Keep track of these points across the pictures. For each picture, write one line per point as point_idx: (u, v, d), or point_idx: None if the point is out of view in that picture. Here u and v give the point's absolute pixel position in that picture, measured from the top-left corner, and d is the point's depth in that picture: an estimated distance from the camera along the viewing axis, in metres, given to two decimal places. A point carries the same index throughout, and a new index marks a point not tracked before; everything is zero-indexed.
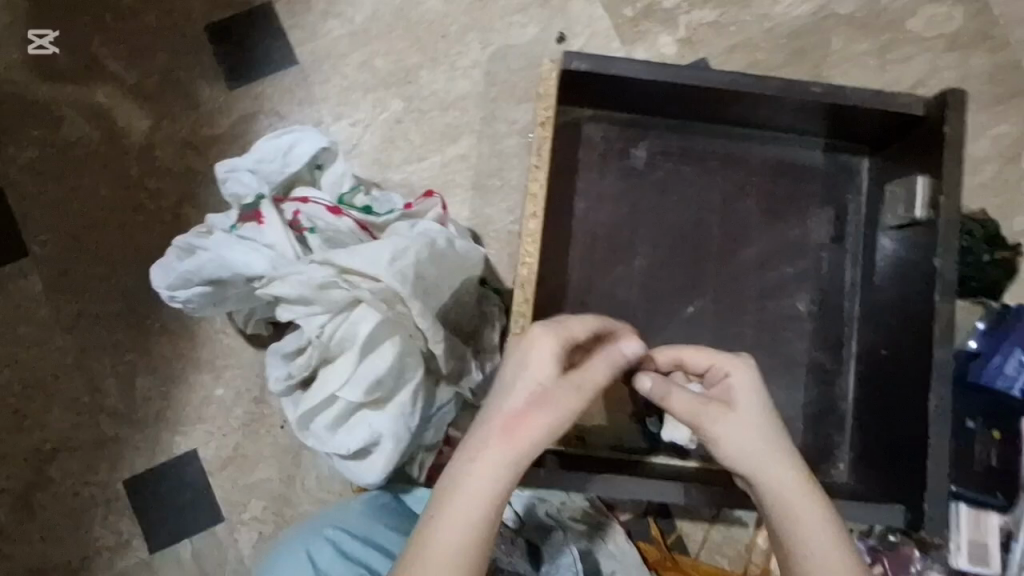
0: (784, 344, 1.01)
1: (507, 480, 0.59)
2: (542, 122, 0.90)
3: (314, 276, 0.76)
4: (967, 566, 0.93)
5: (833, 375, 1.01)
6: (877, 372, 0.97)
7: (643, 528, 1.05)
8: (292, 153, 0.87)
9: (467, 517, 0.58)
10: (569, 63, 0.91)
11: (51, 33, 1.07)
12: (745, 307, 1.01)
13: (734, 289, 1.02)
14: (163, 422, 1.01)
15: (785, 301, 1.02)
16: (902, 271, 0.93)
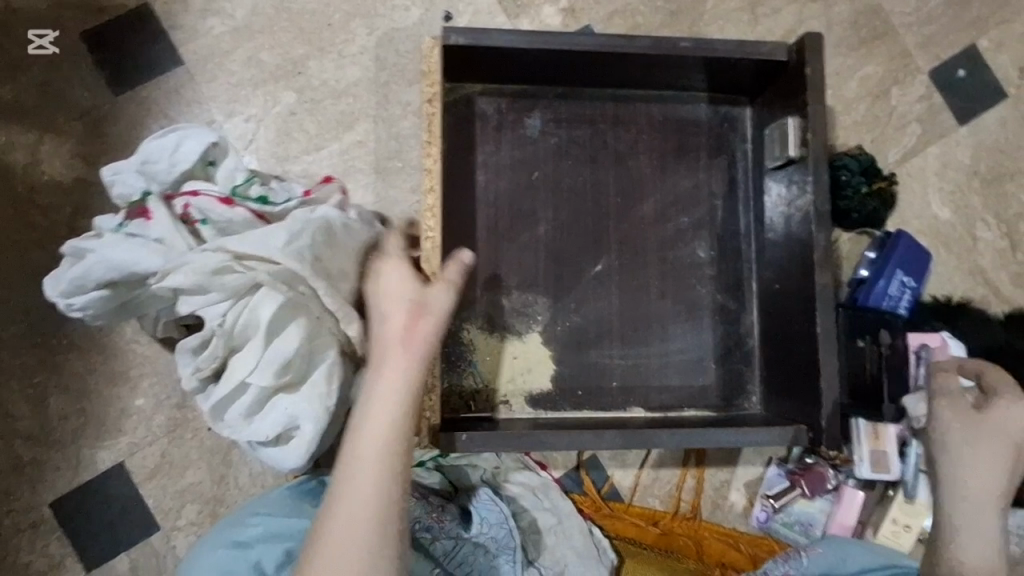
0: (689, 291, 1.06)
1: (411, 370, 0.75)
2: (429, 99, 0.91)
3: (207, 263, 0.75)
4: (869, 474, 1.01)
5: (737, 316, 1.07)
6: (775, 308, 1.02)
7: (576, 481, 1.08)
8: (180, 151, 0.87)
9: (388, 403, 0.73)
10: (449, 39, 0.93)
11: (51, 33, 1.06)
12: (649, 259, 1.06)
13: (637, 243, 1.06)
14: (82, 439, 1.00)
15: (687, 250, 1.07)
16: (788, 211, 0.99)
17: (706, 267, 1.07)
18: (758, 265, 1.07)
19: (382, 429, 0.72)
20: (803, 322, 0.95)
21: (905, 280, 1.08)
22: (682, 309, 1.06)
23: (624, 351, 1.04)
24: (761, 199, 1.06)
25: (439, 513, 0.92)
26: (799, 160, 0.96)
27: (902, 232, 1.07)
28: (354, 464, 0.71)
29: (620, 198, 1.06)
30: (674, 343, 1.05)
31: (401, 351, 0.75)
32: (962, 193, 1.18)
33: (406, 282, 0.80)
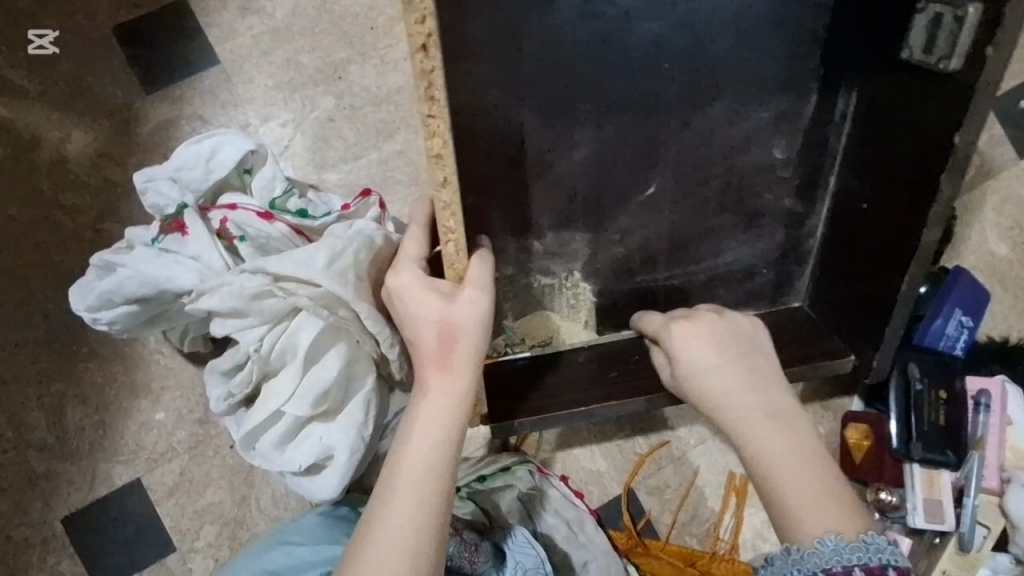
0: (759, 211, 0.90)
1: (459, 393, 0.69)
2: (422, 43, 0.57)
3: (246, 286, 0.71)
4: (924, 524, 0.95)
5: (792, 266, 0.93)
6: (840, 233, 0.87)
7: (614, 513, 1.03)
8: (216, 158, 0.83)
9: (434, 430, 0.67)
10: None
11: (51, 33, 1.02)
12: (709, 169, 0.87)
13: (704, 159, 0.86)
14: (98, 452, 0.95)
15: (767, 176, 0.88)
16: (900, 134, 0.75)
17: (784, 195, 0.89)
18: (847, 163, 0.85)
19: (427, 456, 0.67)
20: (863, 287, 0.84)
21: (963, 319, 1.02)
22: (742, 235, 0.91)
23: (675, 270, 0.92)
24: (926, 90, 0.71)
25: (473, 552, 0.87)
26: (955, 78, 0.66)
27: (959, 269, 1.02)
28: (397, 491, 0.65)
29: (697, 93, 0.82)
30: (724, 281, 0.93)
31: (440, 373, 0.69)
32: (1021, 228, 1.13)
33: (433, 294, 0.70)
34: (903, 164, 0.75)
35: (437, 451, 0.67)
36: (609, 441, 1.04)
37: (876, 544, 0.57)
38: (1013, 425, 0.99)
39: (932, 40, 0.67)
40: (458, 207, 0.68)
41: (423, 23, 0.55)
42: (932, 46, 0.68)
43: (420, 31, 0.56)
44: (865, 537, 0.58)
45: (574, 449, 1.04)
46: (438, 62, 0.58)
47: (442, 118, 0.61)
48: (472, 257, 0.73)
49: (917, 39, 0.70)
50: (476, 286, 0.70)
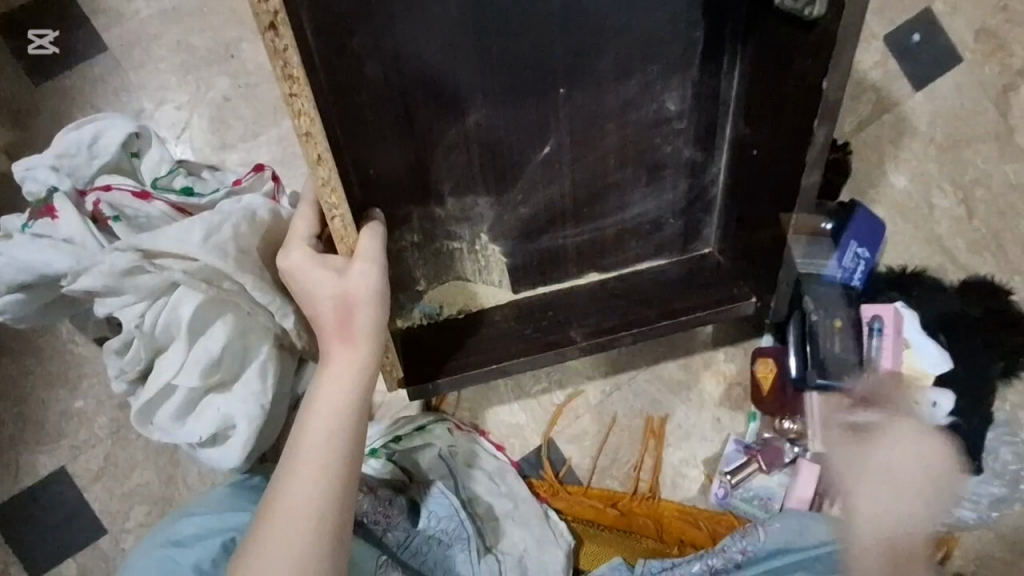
0: (659, 163, 0.86)
1: (362, 368, 0.72)
2: (269, 22, 0.55)
3: (116, 264, 0.71)
4: (822, 447, 0.99)
5: (699, 215, 0.92)
6: (742, 182, 0.85)
7: (535, 464, 1.07)
8: (97, 143, 0.83)
9: (338, 403, 0.71)
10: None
11: (51, 33, 1.02)
12: (604, 123, 0.80)
13: (595, 114, 0.79)
14: (21, 443, 0.97)
15: (663, 129, 0.82)
16: (783, 82, 0.73)
17: (683, 146, 0.85)
18: (741, 113, 0.80)
19: (333, 427, 0.71)
20: (760, 220, 0.88)
21: (861, 252, 1.06)
22: (644, 192, 0.88)
23: (582, 229, 0.91)
24: (800, 44, 0.69)
25: (385, 507, 0.92)
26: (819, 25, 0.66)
27: (856, 205, 1.06)
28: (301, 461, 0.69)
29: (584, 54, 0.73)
30: (634, 233, 0.92)
31: (342, 346, 0.72)
32: (919, 159, 1.16)
33: (324, 274, 0.70)
34: (784, 115, 0.75)
35: (343, 413, 0.71)
36: (528, 396, 1.08)
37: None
38: (912, 348, 1.04)
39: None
40: (338, 182, 0.67)
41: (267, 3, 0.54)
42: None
43: (267, 12, 0.55)
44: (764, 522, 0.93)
45: (493, 405, 1.07)
46: (290, 40, 0.57)
47: (306, 94, 0.61)
48: (363, 230, 0.71)
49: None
50: (365, 263, 0.69)
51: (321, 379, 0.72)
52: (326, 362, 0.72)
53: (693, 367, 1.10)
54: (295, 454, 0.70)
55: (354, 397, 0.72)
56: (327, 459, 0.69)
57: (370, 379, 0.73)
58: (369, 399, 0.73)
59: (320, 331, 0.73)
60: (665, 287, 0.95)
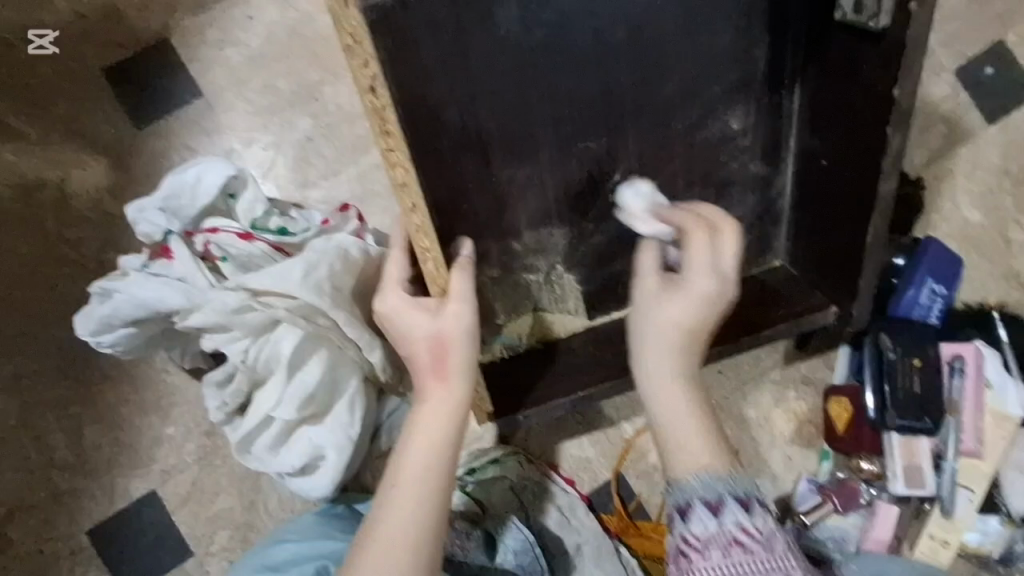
0: (727, 180, 0.87)
1: (455, 403, 0.74)
2: (369, 85, 0.61)
3: (227, 302, 0.77)
4: (904, 489, 0.99)
5: (766, 227, 0.94)
6: (808, 192, 0.87)
7: (604, 498, 1.07)
8: (201, 186, 0.88)
9: (432, 438, 0.73)
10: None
11: (78, 48, 1.09)
12: (672, 148, 0.82)
13: (660, 136, 0.80)
14: (115, 467, 1.02)
15: (730, 147, 0.84)
16: (856, 105, 0.72)
17: (750, 162, 0.87)
18: (805, 124, 0.83)
19: (427, 461, 0.73)
20: (829, 238, 0.86)
21: (937, 286, 1.03)
22: (713, 208, 0.90)
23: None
24: (864, 66, 0.69)
25: (463, 539, 0.92)
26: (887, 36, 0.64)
27: (928, 239, 1.04)
28: (397, 494, 0.71)
29: (658, 81, 0.75)
30: None
31: (435, 382, 0.74)
32: (993, 193, 1.14)
33: (418, 314, 0.75)
34: (851, 133, 0.75)
35: (437, 449, 0.73)
36: (595, 429, 1.08)
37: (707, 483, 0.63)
38: (994, 389, 1.00)
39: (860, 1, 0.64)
40: (430, 227, 0.72)
41: (366, 67, 0.59)
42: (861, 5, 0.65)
43: (366, 74, 0.60)
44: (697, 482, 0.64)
45: (563, 439, 1.08)
46: (387, 100, 0.62)
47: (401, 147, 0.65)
48: (453, 269, 0.77)
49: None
50: (457, 302, 0.74)
51: (415, 414, 0.75)
52: (420, 398, 0.75)
53: (763, 404, 1.09)
54: (392, 488, 0.72)
55: (447, 432, 0.74)
56: (422, 492, 0.71)
57: (462, 415, 0.75)
58: (460, 433, 0.75)
59: (415, 370, 0.76)
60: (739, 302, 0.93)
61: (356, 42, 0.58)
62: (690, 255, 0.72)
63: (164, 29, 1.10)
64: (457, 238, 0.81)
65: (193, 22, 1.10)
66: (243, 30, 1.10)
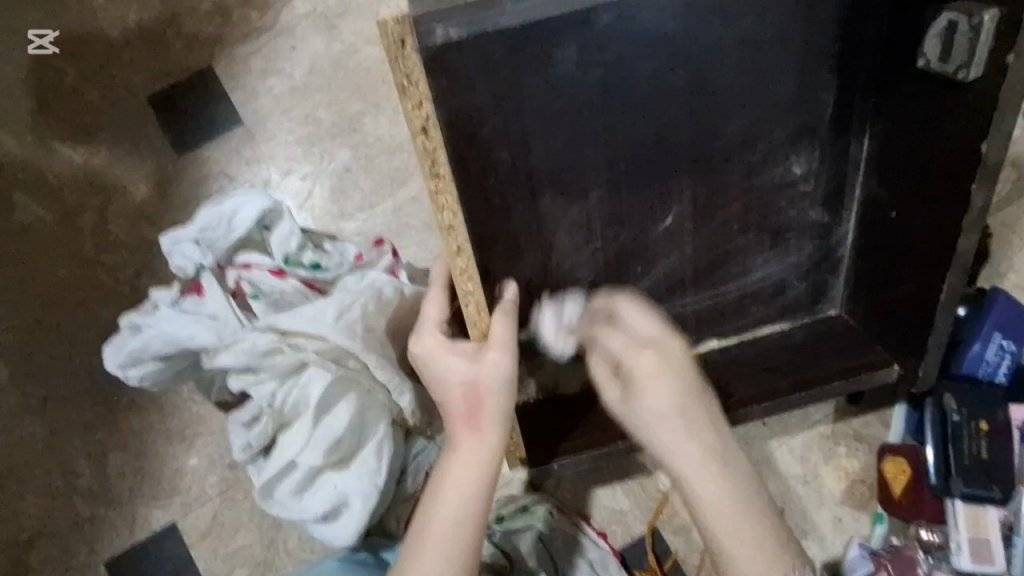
0: (782, 228, 0.81)
1: (489, 457, 0.70)
2: (421, 126, 0.58)
3: (257, 344, 0.75)
4: (970, 565, 0.91)
5: (825, 276, 0.87)
6: (873, 241, 0.81)
7: (638, 553, 1.01)
8: (236, 218, 0.86)
9: (463, 491, 0.70)
10: (431, 34, 0.54)
11: (50, 33, 1.12)
12: (728, 192, 0.76)
13: (716, 181, 0.75)
14: (138, 497, 1.00)
15: (788, 192, 0.78)
16: (940, 153, 0.67)
17: (809, 209, 0.81)
18: (874, 171, 0.78)
19: (458, 516, 0.69)
20: (888, 288, 0.81)
21: (1006, 342, 0.95)
22: (766, 254, 0.83)
23: (703, 295, 0.85)
24: (945, 114, 0.65)
25: None
26: (975, 90, 0.61)
27: (997, 291, 0.95)
28: (426, 548, 0.68)
29: (720, 130, 0.70)
30: (756, 298, 0.87)
31: (469, 433, 0.70)
32: None
33: (456, 359, 0.70)
34: (928, 184, 0.70)
35: (468, 503, 0.70)
36: (630, 479, 1.03)
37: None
38: None
39: (947, 49, 0.61)
40: (475, 269, 0.68)
41: (421, 108, 0.56)
42: (948, 53, 0.61)
43: (419, 116, 0.57)
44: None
45: (595, 488, 1.03)
46: (439, 142, 0.59)
47: (450, 192, 0.61)
48: (495, 313, 0.71)
49: (932, 47, 0.63)
50: (497, 350, 0.69)
51: (446, 464, 0.71)
52: (452, 447, 0.71)
53: (812, 460, 1.02)
54: (420, 541, 0.69)
55: (480, 485, 0.70)
56: (452, 547, 0.68)
57: (495, 469, 0.71)
58: (493, 487, 0.71)
59: (447, 417, 0.72)
60: (792, 355, 0.87)
61: (411, 84, 0.55)
62: (639, 374, 0.70)
63: (209, 58, 1.11)
64: (503, 278, 0.75)
65: (239, 52, 1.11)
66: (286, 60, 1.11)
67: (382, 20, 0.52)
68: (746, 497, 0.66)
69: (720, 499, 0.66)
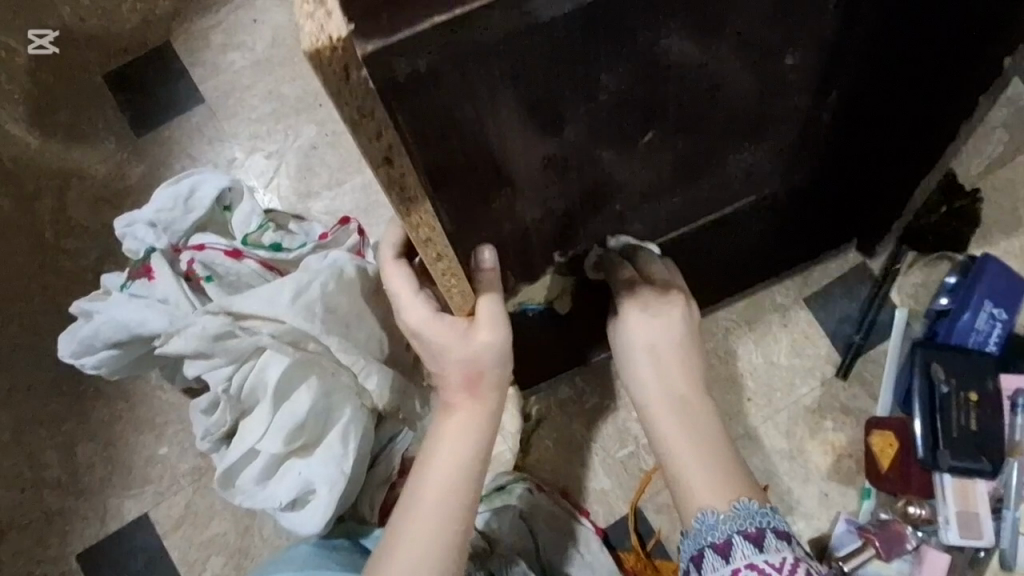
0: (762, 127, 0.61)
1: (483, 423, 0.67)
2: (384, 156, 0.41)
3: (208, 327, 0.71)
4: (958, 540, 0.89)
5: (797, 163, 0.70)
6: (861, 123, 0.67)
7: (621, 533, 0.99)
8: (193, 198, 0.82)
9: (459, 457, 0.66)
10: (390, 66, 0.34)
11: (52, 34, 1.07)
12: (700, 109, 0.55)
13: (718, 170, 0.67)
14: (109, 487, 0.98)
15: (780, 86, 0.56)
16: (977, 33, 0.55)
17: (800, 100, 0.58)
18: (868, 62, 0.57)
19: (454, 481, 0.66)
20: (858, 159, 0.74)
21: (995, 310, 0.94)
22: (754, 189, 0.72)
23: (659, 197, 0.67)
24: None
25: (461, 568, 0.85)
26: None
27: (986, 259, 0.93)
28: (421, 513, 0.65)
29: (754, 119, 0.59)
30: (717, 191, 0.70)
31: (466, 399, 0.66)
32: None
33: (446, 333, 0.62)
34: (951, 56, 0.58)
35: (463, 468, 0.66)
36: (610, 457, 1.01)
37: (745, 510, 0.61)
38: None
39: None
40: (457, 266, 0.57)
41: (381, 138, 0.39)
42: None
43: (380, 147, 0.40)
44: (736, 504, 0.62)
45: (576, 468, 1.01)
46: (409, 167, 0.43)
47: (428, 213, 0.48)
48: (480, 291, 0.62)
49: None
50: (488, 329, 0.62)
51: (439, 429, 0.67)
52: (447, 411, 0.67)
53: (797, 435, 1.01)
54: (414, 503, 0.66)
55: (476, 450, 0.67)
56: (448, 513, 0.65)
57: (492, 432, 0.68)
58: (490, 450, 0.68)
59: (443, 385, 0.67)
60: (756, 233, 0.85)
61: (367, 117, 0.37)
62: (633, 317, 0.72)
63: (167, 34, 1.06)
64: (476, 246, 0.59)
65: (198, 26, 1.06)
66: (247, 33, 1.06)
67: (312, 52, 0.32)
68: (695, 443, 0.67)
69: (675, 448, 0.67)
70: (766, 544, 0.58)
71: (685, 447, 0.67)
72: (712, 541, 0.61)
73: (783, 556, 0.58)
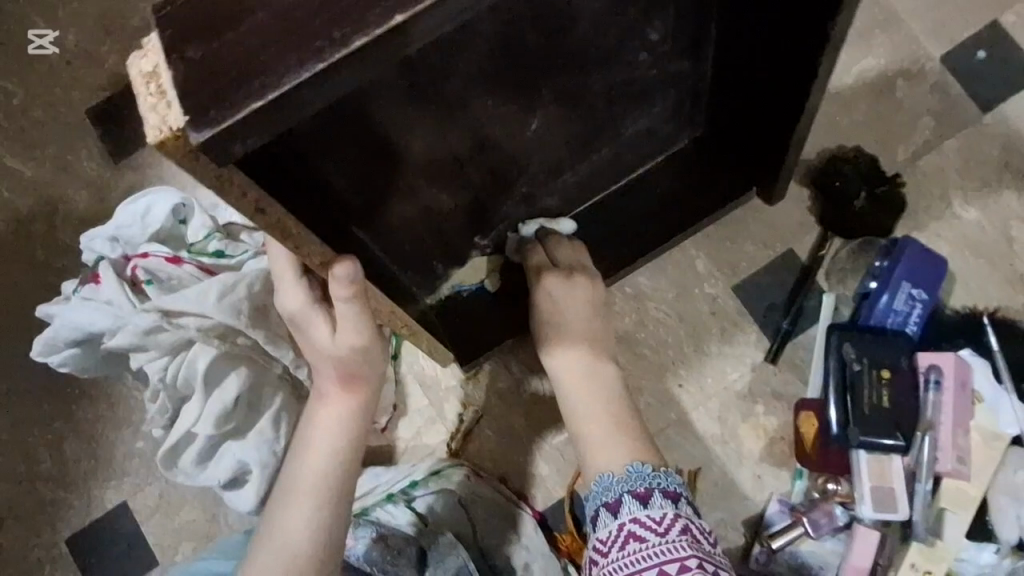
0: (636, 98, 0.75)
1: (353, 417, 0.74)
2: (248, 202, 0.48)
3: (140, 324, 0.80)
4: (873, 513, 0.92)
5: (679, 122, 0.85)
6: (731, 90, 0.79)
7: (560, 517, 1.04)
8: (148, 215, 0.92)
9: (331, 448, 0.73)
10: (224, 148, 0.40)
11: (49, 39, 1.21)
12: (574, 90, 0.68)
13: (597, 127, 0.77)
14: (92, 479, 1.09)
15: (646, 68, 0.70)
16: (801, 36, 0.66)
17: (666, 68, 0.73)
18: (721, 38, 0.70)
19: (326, 469, 0.73)
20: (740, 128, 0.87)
21: (915, 291, 0.96)
22: (652, 146, 0.88)
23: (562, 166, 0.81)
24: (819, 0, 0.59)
25: (398, 549, 0.93)
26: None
27: (904, 242, 0.96)
28: (298, 497, 0.72)
29: (627, 88, 0.71)
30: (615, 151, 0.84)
31: (341, 395, 0.73)
32: (991, 189, 1.05)
33: (317, 330, 0.67)
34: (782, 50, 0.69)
35: (337, 456, 0.74)
36: (548, 445, 1.06)
37: (637, 472, 0.69)
38: (983, 403, 0.94)
39: None
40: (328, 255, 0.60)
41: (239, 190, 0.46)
42: None
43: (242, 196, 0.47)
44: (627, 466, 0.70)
45: (517, 455, 1.06)
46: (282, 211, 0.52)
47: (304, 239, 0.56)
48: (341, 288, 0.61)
49: None
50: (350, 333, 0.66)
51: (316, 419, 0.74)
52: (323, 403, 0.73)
53: (730, 420, 1.04)
54: (290, 489, 0.73)
55: (346, 442, 0.74)
56: (320, 495, 0.72)
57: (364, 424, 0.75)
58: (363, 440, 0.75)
59: (320, 377, 0.73)
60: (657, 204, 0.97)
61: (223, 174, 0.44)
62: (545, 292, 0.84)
63: None
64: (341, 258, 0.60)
65: None
66: None
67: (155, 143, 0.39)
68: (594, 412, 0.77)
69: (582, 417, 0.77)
70: (652, 501, 0.66)
71: (588, 410, 0.77)
72: (606, 500, 0.68)
73: (665, 510, 0.65)
